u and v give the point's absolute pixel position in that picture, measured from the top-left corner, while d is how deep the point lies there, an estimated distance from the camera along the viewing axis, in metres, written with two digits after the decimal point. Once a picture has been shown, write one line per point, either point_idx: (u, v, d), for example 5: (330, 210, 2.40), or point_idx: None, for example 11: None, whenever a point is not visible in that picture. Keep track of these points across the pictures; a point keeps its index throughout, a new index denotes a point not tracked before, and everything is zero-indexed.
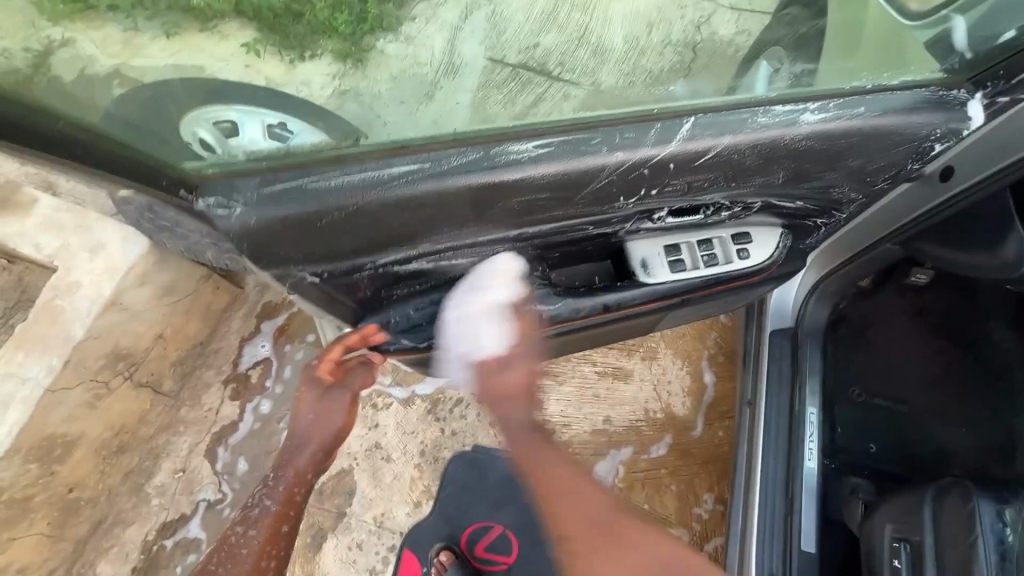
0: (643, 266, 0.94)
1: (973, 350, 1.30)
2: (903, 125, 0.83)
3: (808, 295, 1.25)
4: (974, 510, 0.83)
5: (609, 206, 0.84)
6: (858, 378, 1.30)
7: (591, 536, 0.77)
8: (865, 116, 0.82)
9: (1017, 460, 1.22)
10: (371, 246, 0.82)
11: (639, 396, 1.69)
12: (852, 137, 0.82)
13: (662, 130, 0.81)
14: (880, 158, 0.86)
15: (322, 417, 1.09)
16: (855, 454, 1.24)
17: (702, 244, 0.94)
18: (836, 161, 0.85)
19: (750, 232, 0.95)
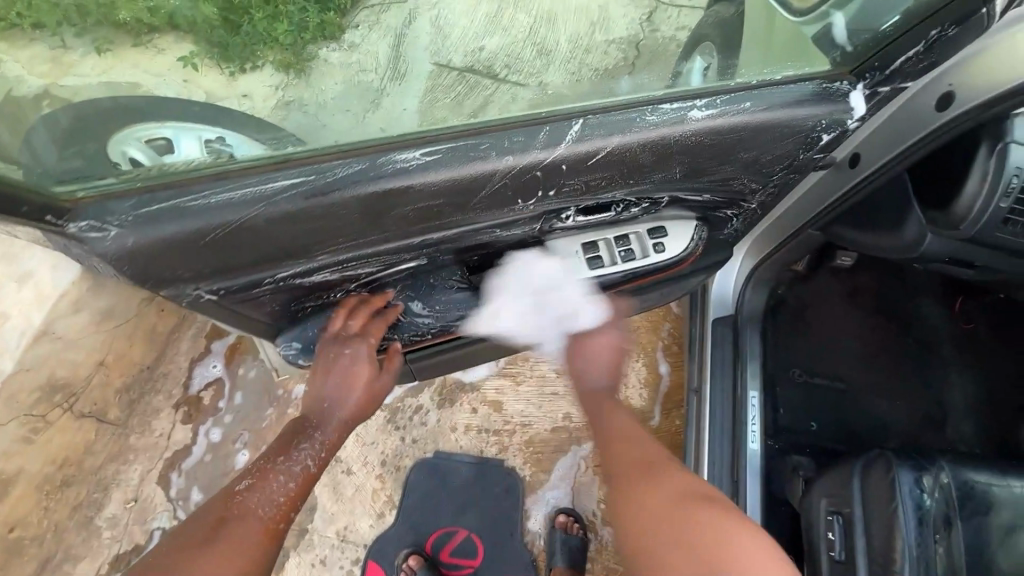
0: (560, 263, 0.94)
1: (903, 326, 1.38)
2: (794, 117, 0.75)
3: (745, 282, 1.30)
4: (897, 479, 0.88)
5: (509, 208, 0.75)
6: (797, 359, 1.35)
7: (634, 467, 0.83)
8: (767, 106, 0.74)
9: (946, 427, 1.28)
10: (260, 264, 0.72)
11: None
12: (747, 130, 0.75)
13: (551, 132, 0.70)
14: (777, 149, 0.79)
15: (347, 374, 0.94)
16: (798, 433, 1.27)
17: (619, 240, 0.94)
18: (739, 155, 0.78)
19: (667, 226, 0.94)
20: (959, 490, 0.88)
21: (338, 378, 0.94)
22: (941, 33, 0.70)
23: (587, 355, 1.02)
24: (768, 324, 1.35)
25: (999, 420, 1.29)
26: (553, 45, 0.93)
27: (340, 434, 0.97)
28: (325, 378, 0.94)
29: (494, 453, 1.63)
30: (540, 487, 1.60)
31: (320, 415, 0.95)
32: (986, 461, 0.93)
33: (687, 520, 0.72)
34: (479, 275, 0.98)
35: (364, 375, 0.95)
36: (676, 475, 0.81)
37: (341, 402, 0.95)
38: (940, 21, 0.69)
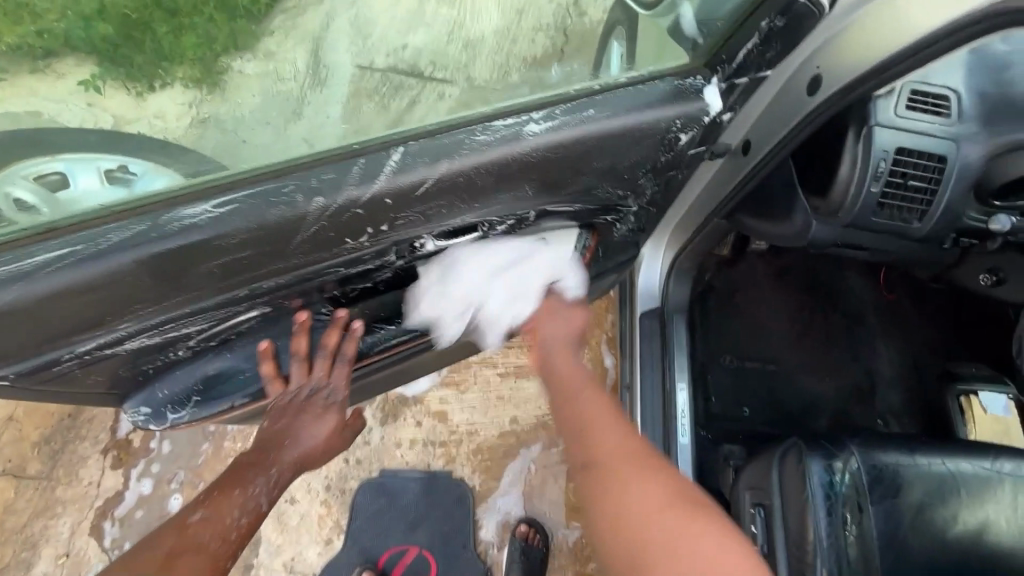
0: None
1: (832, 302, 1.38)
2: (643, 122, 0.69)
3: (668, 274, 1.28)
4: (808, 469, 0.87)
5: (338, 250, 0.65)
6: (728, 346, 1.33)
7: (616, 461, 0.68)
8: (616, 112, 0.67)
9: (874, 399, 1.29)
10: (46, 343, 0.60)
11: (542, 390, 1.69)
12: (603, 138, 0.68)
13: (366, 165, 0.62)
14: (634, 156, 0.72)
15: (316, 420, 0.88)
16: (730, 421, 1.26)
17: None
18: (598, 166, 0.71)
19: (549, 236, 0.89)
20: (869, 474, 0.87)
21: (305, 425, 0.87)
22: (769, 24, 0.64)
23: (552, 323, 0.88)
24: (695, 313, 1.34)
25: (926, 386, 1.30)
26: (478, 37, 0.88)
27: (293, 474, 0.85)
28: (294, 422, 0.86)
29: (442, 465, 1.60)
30: (490, 495, 1.57)
31: (277, 452, 0.84)
32: (894, 440, 0.92)
33: (669, 539, 0.59)
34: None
35: (329, 423, 0.89)
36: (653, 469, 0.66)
37: (306, 446, 0.88)
38: (767, 11, 0.63)
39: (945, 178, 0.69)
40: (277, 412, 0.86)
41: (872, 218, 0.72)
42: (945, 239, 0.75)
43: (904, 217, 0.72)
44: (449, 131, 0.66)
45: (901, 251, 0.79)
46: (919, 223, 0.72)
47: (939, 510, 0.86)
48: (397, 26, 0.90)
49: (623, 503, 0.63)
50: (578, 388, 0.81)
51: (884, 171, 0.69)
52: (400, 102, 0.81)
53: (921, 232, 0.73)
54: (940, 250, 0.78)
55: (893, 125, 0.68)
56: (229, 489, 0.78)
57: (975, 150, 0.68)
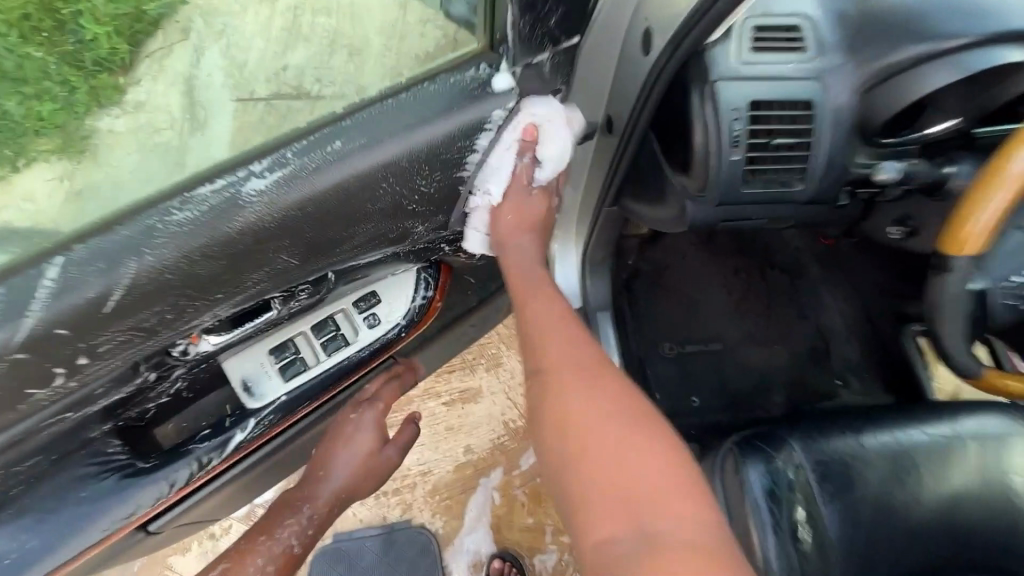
0: (247, 388, 0.67)
1: (767, 260, 1.26)
2: (425, 141, 0.58)
3: (583, 273, 1.13)
4: (747, 479, 0.74)
5: (86, 401, 0.55)
6: (663, 332, 1.21)
7: (572, 369, 0.61)
8: (355, 144, 0.55)
9: (830, 360, 1.18)
10: None
11: (493, 410, 1.48)
12: (349, 184, 0.56)
13: (16, 295, 0.47)
14: (424, 178, 0.61)
15: (352, 441, 0.84)
16: (679, 417, 1.14)
17: (319, 330, 0.69)
18: (358, 215, 0.59)
19: (379, 294, 0.73)
20: (818, 472, 0.75)
21: (344, 448, 0.83)
22: None
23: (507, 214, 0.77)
24: (623, 304, 1.21)
25: (880, 332, 1.20)
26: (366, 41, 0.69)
27: (332, 510, 0.82)
28: (334, 450, 0.83)
29: (399, 515, 1.43)
30: (456, 536, 1.42)
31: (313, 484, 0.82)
32: (841, 420, 0.81)
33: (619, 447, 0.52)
34: (166, 420, 0.66)
35: (368, 445, 0.84)
36: (622, 390, 0.58)
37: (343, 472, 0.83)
38: None
39: (816, 125, 0.57)
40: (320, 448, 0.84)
41: (743, 190, 0.60)
42: (840, 196, 0.63)
43: (781, 182, 0.60)
44: (141, 208, 0.51)
45: (794, 217, 0.67)
46: (799, 185, 0.60)
47: (899, 492, 0.75)
48: (272, 43, 0.70)
49: (578, 407, 0.56)
50: (546, 300, 0.71)
51: (744, 132, 0.57)
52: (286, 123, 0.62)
53: (805, 195, 0.61)
54: (839, 207, 0.66)
55: (741, 75, 0.56)
56: (255, 536, 0.78)
57: (842, 85, 0.56)
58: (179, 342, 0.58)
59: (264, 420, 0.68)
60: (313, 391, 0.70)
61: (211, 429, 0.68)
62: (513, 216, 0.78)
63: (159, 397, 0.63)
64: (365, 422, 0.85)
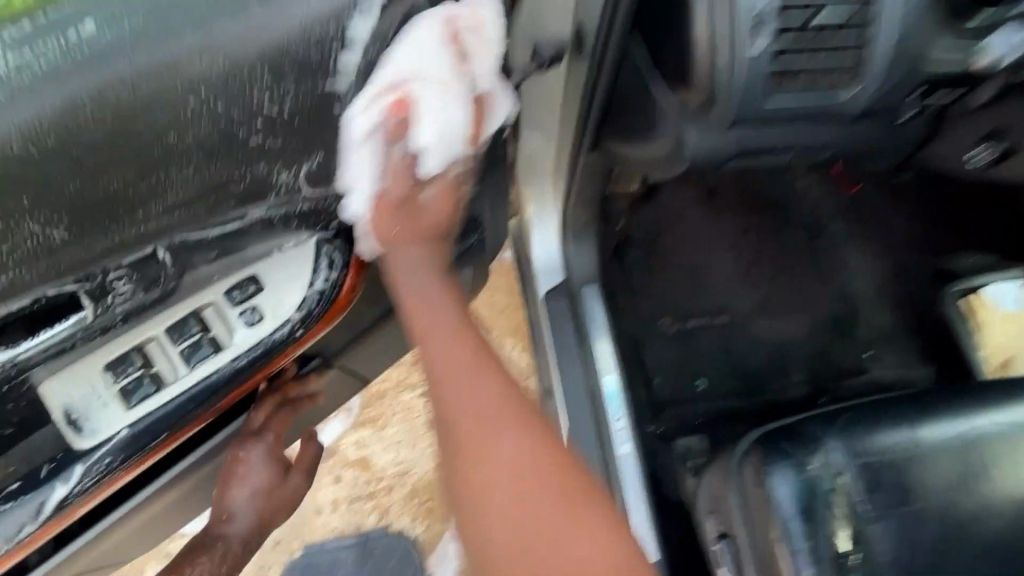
0: (72, 424, 0.49)
1: (780, 215, 1.08)
2: (267, 38, 0.41)
3: (564, 240, 0.95)
4: (774, 491, 0.58)
5: None
6: (661, 305, 1.03)
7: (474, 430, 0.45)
8: (143, 32, 0.39)
9: (857, 328, 1.02)
10: None
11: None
12: (120, 109, 0.39)
13: None
14: (271, 94, 0.43)
15: (246, 479, 0.72)
16: (684, 402, 0.98)
17: (177, 334, 0.51)
18: (155, 165, 0.41)
19: (260, 276, 0.53)
20: (864, 479, 0.59)
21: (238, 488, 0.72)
22: None
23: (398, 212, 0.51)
24: (614, 273, 1.04)
25: (915, 294, 1.03)
26: None
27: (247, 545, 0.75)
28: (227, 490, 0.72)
29: (375, 522, 1.11)
30: (442, 540, 1.10)
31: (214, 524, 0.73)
32: (891, 404, 0.64)
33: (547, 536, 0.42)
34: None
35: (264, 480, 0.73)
36: (542, 462, 0.44)
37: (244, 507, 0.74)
38: None
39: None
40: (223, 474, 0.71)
41: (767, 105, 0.43)
42: (903, 105, 0.46)
43: (813, 89, 0.44)
44: None
45: (830, 143, 0.49)
46: (845, 93, 0.44)
47: (970, 493, 0.59)
48: None
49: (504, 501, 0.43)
50: (439, 319, 0.49)
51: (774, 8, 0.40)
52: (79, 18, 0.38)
53: (850, 106, 0.44)
54: (896, 124, 0.50)
55: None
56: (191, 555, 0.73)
57: None
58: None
59: (98, 467, 0.51)
60: (170, 422, 0.51)
61: (19, 486, 0.49)
62: (403, 215, 0.51)
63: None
64: (259, 459, 0.71)
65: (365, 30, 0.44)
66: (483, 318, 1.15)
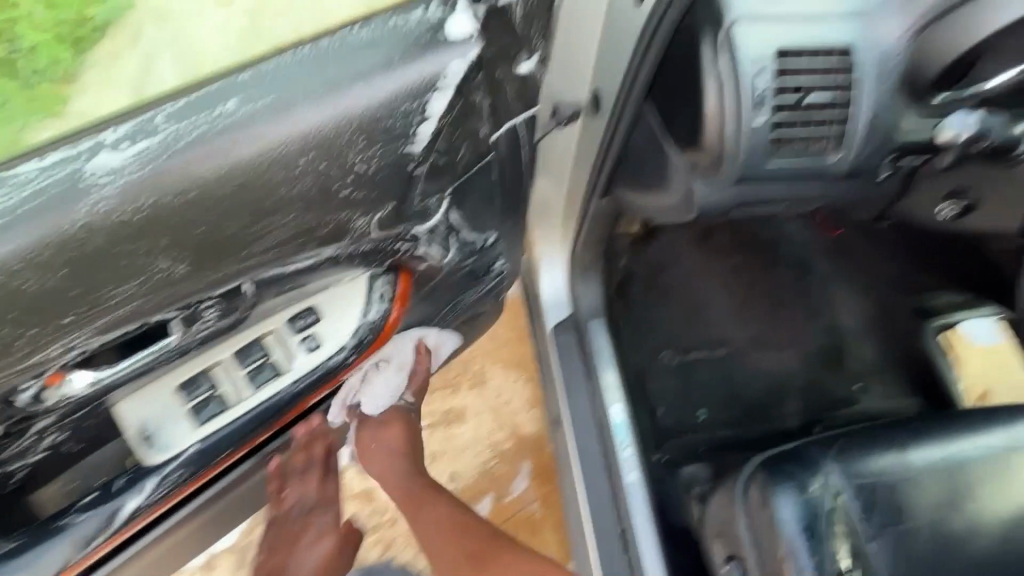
0: (146, 441, 0.54)
1: (770, 257, 1.16)
2: (366, 108, 0.45)
3: (571, 278, 1.02)
4: (778, 511, 0.63)
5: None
6: (661, 340, 1.09)
7: (487, 544, 0.80)
8: (253, 109, 0.42)
9: (846, 363, 1.08)
10: None
11: (479, 432, 1.16)
12: (239, 175, 0.42)
13: None
14: (366, 153, 0.47)
15: (311, 545, 0.77)
16: (686, 433, 1.02)
17: (243, 357, 0.55)
18: (262, 211, 0.44)
19: (319, 306, 0.57)
20: (860, 499, 0.64)
21: (302, 553, 0.76)
22: None
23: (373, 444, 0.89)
24: (617, 310, 1.10)
25: (898, 331, 1.11)
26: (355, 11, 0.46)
27: None
28: (292, 554, 0.76)
29: (379, 555, 1.11)
30: None
31: None
32: (881, 434, 0.70)
33: (496, 551, 0.79)
34: (49, 483, 0.54)
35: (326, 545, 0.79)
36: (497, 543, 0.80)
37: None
38: None
39: (859, 78, 0.48)
40: (268, 546, 0.77)
41: (770, 164, 0.50)
42: (883, 169, 0.54)
43: (811, 151, 0.49)
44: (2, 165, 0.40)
45: (817, 198, 0.57)
46: (831, 155, 0.50)
47: (958, 513, 0.64)
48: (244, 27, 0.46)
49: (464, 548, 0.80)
50: (428, 493, 0.86)
51: (770, 88, 0.47)
52: (204, 108, 0.41)
53: (847, 163, 0.50)
54: (876, 181, 0.57)
55: (764, 22, 0.46)
56: None
57: (889, 31, 0.47)
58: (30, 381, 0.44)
59: (168, 480, 0.56)
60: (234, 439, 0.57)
61: (94, 497, 0.55)
62: (378, 444, 0.89)
63: (30, 458, 0.51)
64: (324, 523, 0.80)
65: (438, 110, 0.48)
66: (489, 353, 1.21)
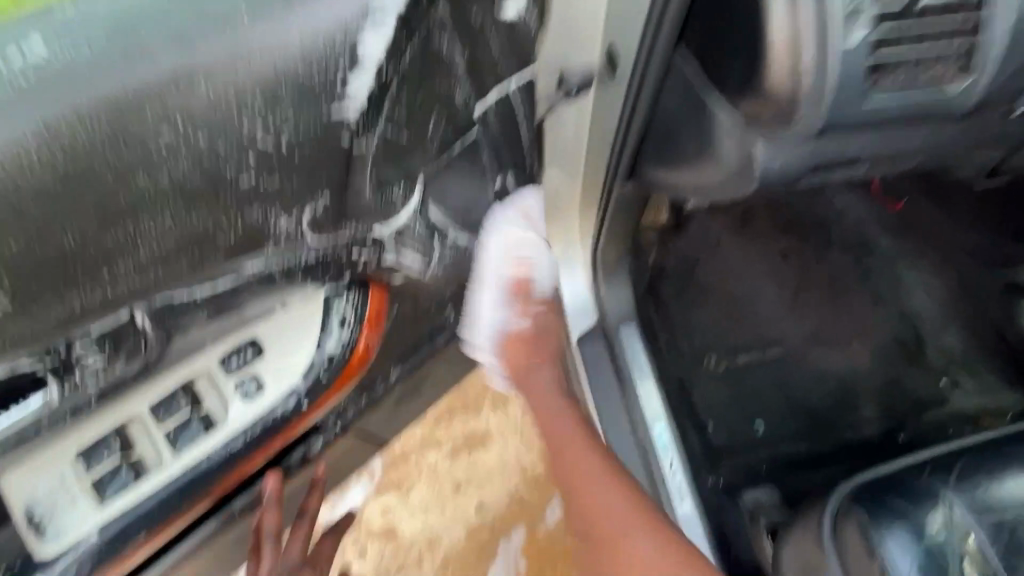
0: (34, 526, 0.43)
1: (822, 237, 1.01)
2: (253, 54, 0.33)
3: (595, 280, 0.88)
4: (890, 564, 0.49)
5: None
6: (706, 342, 0.94)
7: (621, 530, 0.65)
8: (92, 62, 0.31)
9: (929, 353, 0.93)
10: None
11: (506, 457, 1.04)
12: (69, 144, 0.31)
13: None
14: (272, 116, 0.34)
15: None
16: (747, 449, 0.87)
17: (163, 410, 0.46)
18: (117, 213, 0.33)
19: (262, 339, 0.47)
20: (1001, 545, 0.49)
21: None
22: None
23: None
24: (651, 312, 0.95)
25: (985, 311, 0.95)
26: None
27: None
28: None
29: None
30: None
31: None
32: (1016, 452, 0.55)
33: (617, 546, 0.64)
34: None
35: None
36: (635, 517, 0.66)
37: None
38: None
39: None
40: None
41: (870, 101, 0.38)
42: (1011, 103, 0.41)
43: (927, 80, 0.38)
44: None
45: (920, 149, 0.44)
46: (955, 85, 0.39)
47: None
48: None
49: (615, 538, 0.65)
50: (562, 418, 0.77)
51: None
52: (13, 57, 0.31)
53: (963, 99, 0.39)
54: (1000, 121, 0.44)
55: None
56: None
57: None
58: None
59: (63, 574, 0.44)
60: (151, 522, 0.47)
61: None
62: None
63: None
64: None
65: (379, 55, 0.36)
66: None
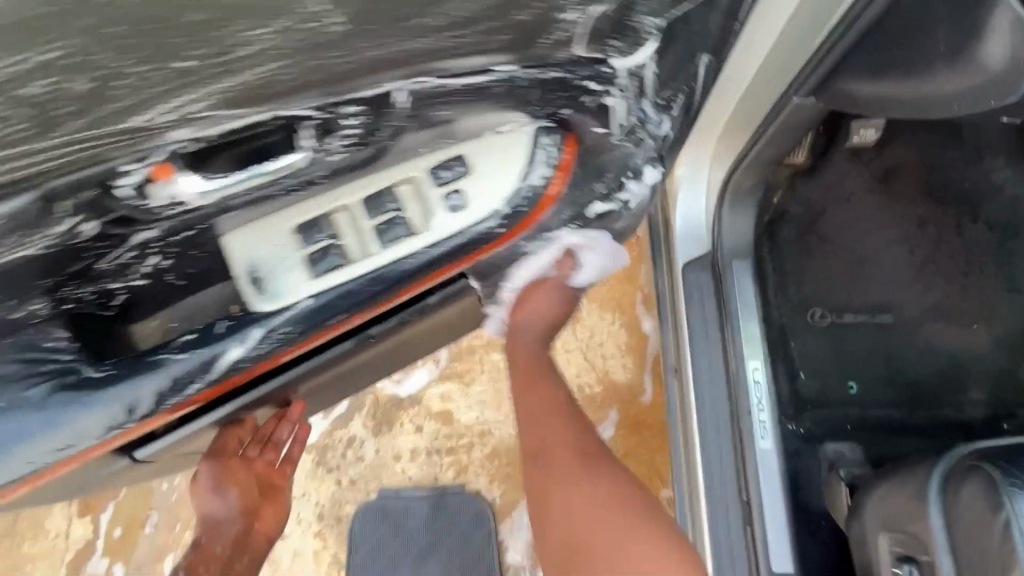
0: (257, 283, 0.49)
1: (970, 210, 0.93)
2: None
3: (718, 205, 0.84)
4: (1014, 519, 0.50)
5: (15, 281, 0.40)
6: (810, 296, 0.91)
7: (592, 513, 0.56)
8: None
9: None
10: None
11: (567, 371, 1.10)
12: None
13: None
14: None
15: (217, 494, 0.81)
16: (835, 405, 0.86)
17: (374, 206, 0.49)
18: None
19: (467, 158, 0.50)
20: None
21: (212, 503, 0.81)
22: None
23: None
24: (764, 253, 0.92)
25: None
26: None
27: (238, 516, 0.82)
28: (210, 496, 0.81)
29: (453, 477, 1.08)
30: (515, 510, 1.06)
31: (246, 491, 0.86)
32: None
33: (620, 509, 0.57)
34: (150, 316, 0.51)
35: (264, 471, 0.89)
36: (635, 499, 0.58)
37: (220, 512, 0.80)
38: None
39: None
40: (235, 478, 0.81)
41: None
42: None
43: None
44: None
45: None
46: None
47: None
48: None
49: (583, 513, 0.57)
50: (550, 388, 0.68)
51: None
52: None
53: None
54: None
55: None
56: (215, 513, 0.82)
57: None
58: (130, 176, 0.37)
59: (272, 333, 0.49)
60: (350, 300, 0.50)
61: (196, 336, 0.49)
62: None
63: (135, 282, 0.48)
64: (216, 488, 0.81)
65: None
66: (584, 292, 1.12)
